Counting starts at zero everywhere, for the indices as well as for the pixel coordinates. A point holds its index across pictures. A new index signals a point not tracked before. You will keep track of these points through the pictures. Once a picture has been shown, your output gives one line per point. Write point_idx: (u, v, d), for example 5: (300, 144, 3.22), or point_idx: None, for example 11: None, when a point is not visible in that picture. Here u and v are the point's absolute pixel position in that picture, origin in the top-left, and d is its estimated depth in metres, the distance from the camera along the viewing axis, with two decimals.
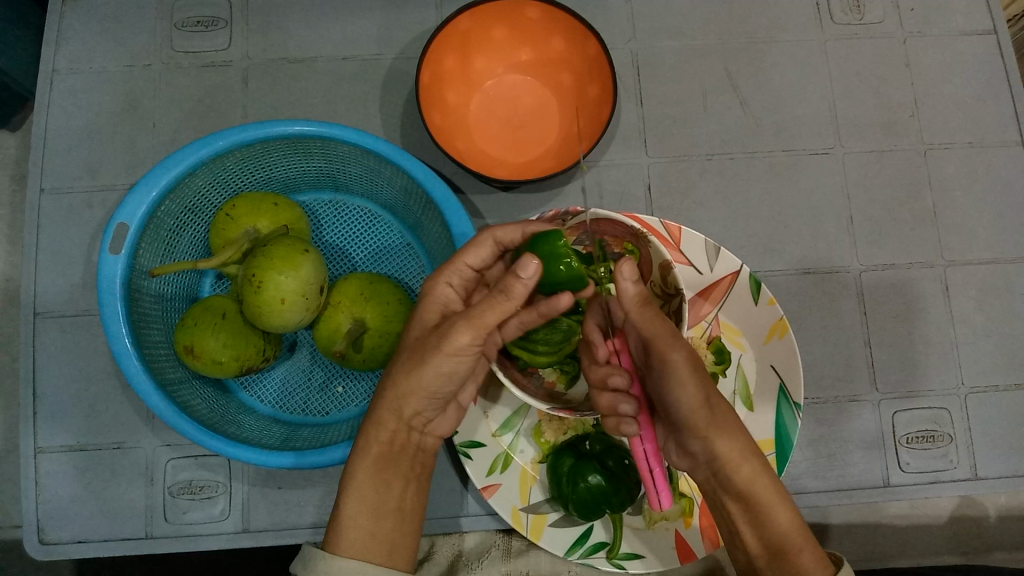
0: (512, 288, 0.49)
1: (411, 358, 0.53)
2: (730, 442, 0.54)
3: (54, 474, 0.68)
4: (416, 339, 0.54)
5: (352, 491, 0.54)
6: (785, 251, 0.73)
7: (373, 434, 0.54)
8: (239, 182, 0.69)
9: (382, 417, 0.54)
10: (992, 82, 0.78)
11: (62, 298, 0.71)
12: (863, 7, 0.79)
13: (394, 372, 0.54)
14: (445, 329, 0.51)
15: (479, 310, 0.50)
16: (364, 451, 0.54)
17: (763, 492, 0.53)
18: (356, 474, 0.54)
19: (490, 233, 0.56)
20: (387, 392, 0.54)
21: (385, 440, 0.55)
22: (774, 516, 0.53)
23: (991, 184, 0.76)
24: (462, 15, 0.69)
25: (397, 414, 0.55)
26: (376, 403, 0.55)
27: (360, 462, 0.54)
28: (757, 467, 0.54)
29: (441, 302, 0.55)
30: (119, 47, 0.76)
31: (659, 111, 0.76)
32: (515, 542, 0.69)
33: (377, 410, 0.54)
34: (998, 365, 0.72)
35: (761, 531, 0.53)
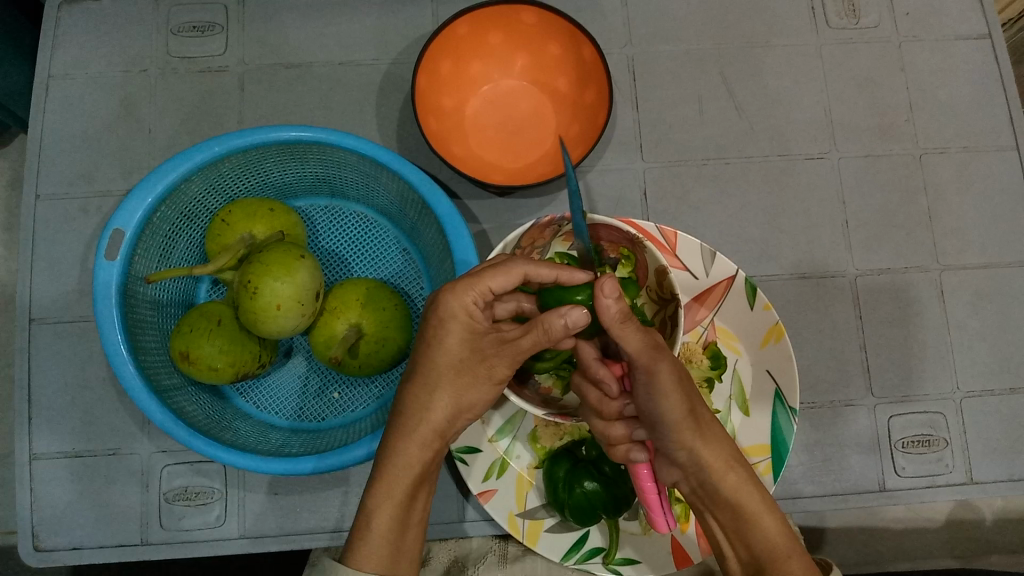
0: (551, 327, 0.49)
1: (457, 384, 0.56)
2: (715, 453, 0.54)
3: (49, 480, 0.68)
4: (454, 362, 0.55)
5: (386, 506, 0.54)
6: (781, 255, 0.73)
7: (414, 451, 0.55)
8: (236, 187, 0.69)
9: (421, 436, 0.55)
10: (987, 86, 0.78)
11: (58, 303, 0.71)
12: (859, 12, 0.79)
13: (435, 393, 0.55)
14: (490, 360, 0.55)
15: (524, 345, 0.52)
16: (397, 466, 0.55)
17: (749, 500, 0.54)
18: (391, 489, 0.54)
19: (520, 266, 0.52)
20: (428, 416, 0.56)
21: (424, 458, 0.55)
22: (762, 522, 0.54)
23: (986, 188, 0.76)
24: (458, 20, 0.68)
25: (435, 433, 0.56)
26: (417, 423, 0.56)
27: (399, 479, 0.54)
28: (742, 476, 0.55)
29: (467, 322, 0.53)
30: (115, 52, 0.76)
31: (655, 116, 0.76)
32: (511, 547, 0.69)
33: (415, 430, 0.55)
34: (993, 369, 0.72)
35: (746, 539, 0.54)
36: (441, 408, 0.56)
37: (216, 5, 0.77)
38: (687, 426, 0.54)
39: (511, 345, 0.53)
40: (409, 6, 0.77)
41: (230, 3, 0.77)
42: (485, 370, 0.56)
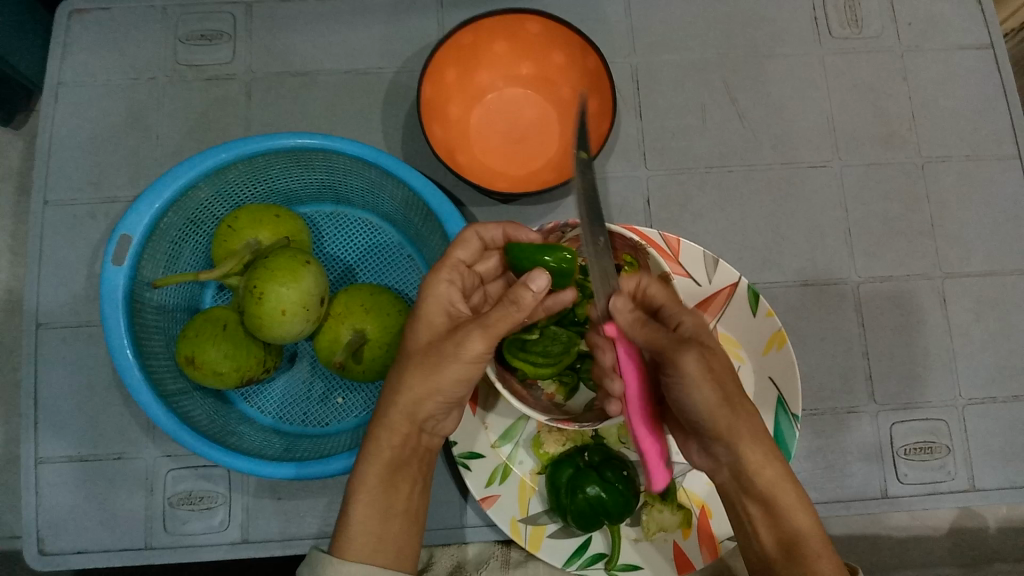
0: (519, 297, 0.50)
1: (426, 365, 0.53)
2: (754, 443, 0.53)
3: (54, 484, 0.68)
4: (424, 345, 0.54)
5: (361, 494, 0.53)
6: (783, 262, 0.74)
7: (383, 437, 0.54)
8: (242, 194, 0.69)
9: (393, 421, 0.54)
10: (989, 95, 0.78)
11: (65, 308, 0.72)
12: (861, 21, 0.80)
13: (405, 378, 0.53)
14: (460, 335, 0.52)
15: (493, 317, 0.51)
16: (368, 452, 0.54)
17: (785, 492, 0.53)
18: (364, 477, 0.53)
19: (473, 231, 0.58)
20: (397, 397, 0.53)
21: (394, 444, 0.54)
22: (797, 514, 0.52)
23: (989, 196, 0.76)
24: (463, 29, 0.69)
25: (406, 416, 0.54)
26: (389, 407, 0.54)
27: (369, 466, 0.53)
28: (779, 468, 0.53)
29: (444, 306, 0.55)
30: (123, 60, 0.77)
31: (658, 124, 0.76)
32: (513, 552, 0.69)
33: (383, 414, 0.54)
34: (996, 377, 0.72)
35: (778, 527, 0.52)
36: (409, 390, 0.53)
37: (224, 14, 0.78)
38: (722, 412, 0.53)
39: (480, 320, 0.52)
40: (414, 15, 0.78)
41: (237, 12, 0.78)
42: (452, 347, 0.52)
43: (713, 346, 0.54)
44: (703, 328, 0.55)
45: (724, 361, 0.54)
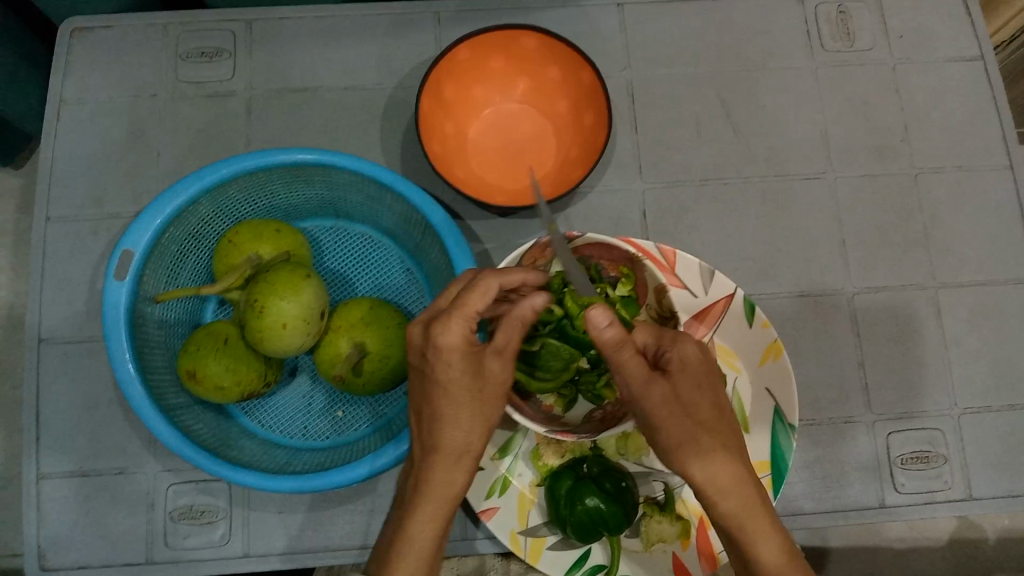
0: (525, 314, 0.51)
1: (480, 410, 0.53)
2: (715, 476, 0.52)
3: (55, 499, 0.69)
4: (471, 390, 0.52)
5: (424, 532, 0.52)
6: (779, 273, 0.74)
7: (456, 482, 0.53)
8: (242, 209, 0.70)
9: (462, 464, 0.53)
10: (979, 106, 0.79)
11: (67, 324, 0.72)
12: (853, 35, 0.81)
13: (465, 422, 0.53)
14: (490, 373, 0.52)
15: (503, 341, 0.52)
16: (435, 493, 0.53)
17: (757, 522, 0.52)
18: (429, 517, 0.53)
19: (493, 278, 0.52)
20: (463, 441, 0.53)
21: (460, 485, 0.54)
22: (765, 542, 0.52)
23: (981, 207, 0.77)
24: (459, 46, 0.70)
25: (473, 456, 0.54)
26: (454, 452, 0.53)
27: (436, 504, 0.53)
28: (746, 500, 0.52)
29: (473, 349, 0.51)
30: (124, 78, 0.78)
31: (654, 137, 0.77)
32: (513, 565, 0.74)
33: (453, 459, 0.53)
34: (992, 386, 0.73)
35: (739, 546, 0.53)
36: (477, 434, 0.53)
37: (223, 32, 0.79)
38: (682, 449, 0.52)
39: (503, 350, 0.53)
40: (412, 32, 0.79)
41: (237, 29, 0.79)
42: (492, 387, 0.53)
43: (685, 382, 0.52)
44: (688, 361, 0.52)
45: (695, 396, 0.52)
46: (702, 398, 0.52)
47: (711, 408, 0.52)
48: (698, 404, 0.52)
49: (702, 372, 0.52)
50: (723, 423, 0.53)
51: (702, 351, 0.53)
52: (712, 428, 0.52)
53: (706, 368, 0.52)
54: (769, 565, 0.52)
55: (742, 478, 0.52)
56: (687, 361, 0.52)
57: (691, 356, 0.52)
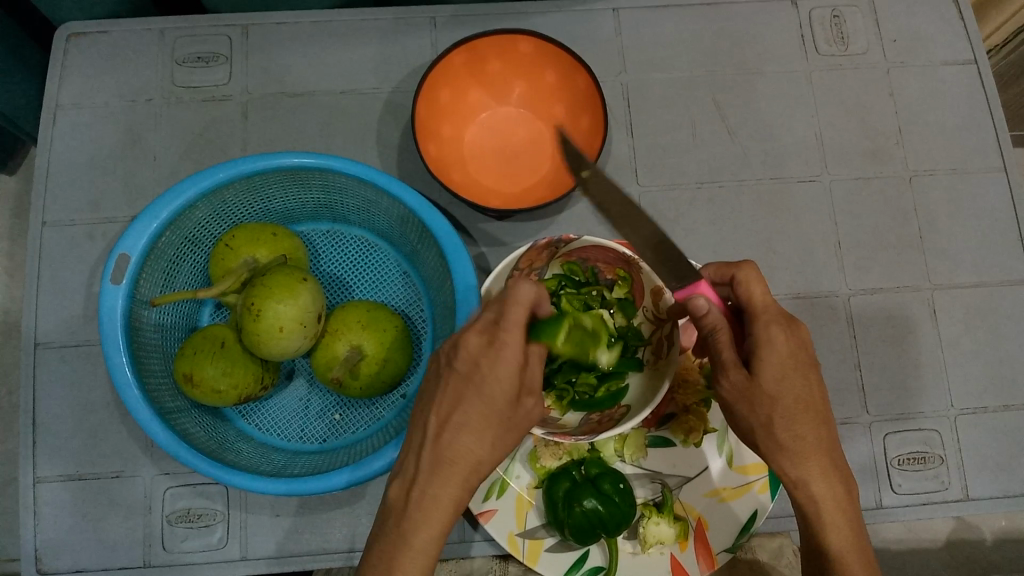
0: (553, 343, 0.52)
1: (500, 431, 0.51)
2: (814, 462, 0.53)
3: (52, 503, 0.68)
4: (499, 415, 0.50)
5: (415, 543, 0.49)
6: (775, 276, 0.75)
7: (454, 494, 0.50)
8: (239, 212, 0.70)
9: (457, 472, 0.50)
10: (973, 109, 0.80)
11: (64, 328, 0.72)
12: (847, 39, 0.82)
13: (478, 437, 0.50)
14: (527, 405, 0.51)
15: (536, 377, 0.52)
16: (432, 505, 0.50)
17: (833, 516, 0.53)
18: (422, 526, 0.49)
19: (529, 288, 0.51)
20: (466, 451, 0.50)
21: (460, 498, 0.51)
22: (837, 533, 0.53)
23: (976, 209, 0.77)
24: (456, 50, 0.70)
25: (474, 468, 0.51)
26: (450, 458, 0.50)
27: (432, 517, 0.49)
28: (830, 486, 0.53)
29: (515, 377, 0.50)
30: (121, 82, 0.78)
31: (650, 141, 0.78)
32: (511, 567, 0.73)
33: (451, 469, 0.50)
34: (988, 387, 0.73)
35: (813, 535, 0.54)
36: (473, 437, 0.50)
37: (220, 37, 0.79)
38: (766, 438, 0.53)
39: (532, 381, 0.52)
40: (408, 36, 0.80)
41: (233, 34, 0.79)
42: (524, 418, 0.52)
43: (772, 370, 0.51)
44: (779, 355, 0.52)
45: (791, 389, 0.52)
46: (790, 391, 0.52)
47: (799, 401, 0.52)
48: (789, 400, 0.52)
49: (792, 362, 0.52)
50: (812, 415, 0.53)
51: (793, 341, 0.52)
52: (801, 421, 0.52)
53: (796, 360, 0.52)
54: (840, 554, 0.52)
55: (825, 470, 0.53)
56: (776, 353, 0.52)
57: (780, 347, 0.52)
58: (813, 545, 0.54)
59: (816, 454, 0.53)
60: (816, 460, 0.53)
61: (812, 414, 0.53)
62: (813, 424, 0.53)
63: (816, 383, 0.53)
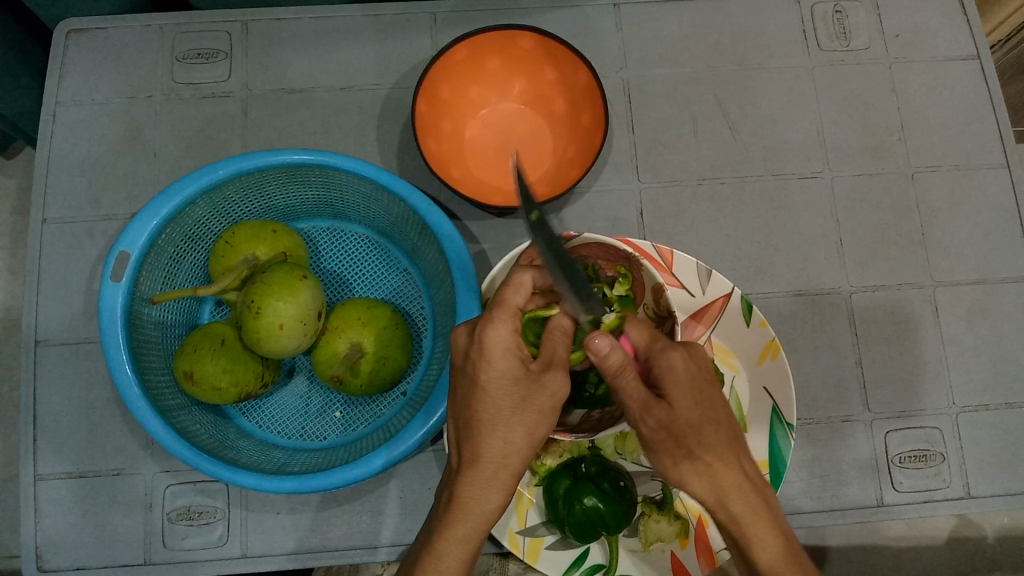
0: (559, 323, 0.53)
1: (526, 423, 0.51)
2: (729, 471, 0.52)
3: (54, 500, 0.69)
4: (518, 400, 0.51)
5: (455, 549, 0.51)
6: (777, 273, 0.74)
7: (491, 497, 0.52)
8: (240, 210, 0.70)
9: (501, 481, 0.52)
10: (975, 105, 0.80)
11: (64, 325, 0.72)
12: (849, 34, 0.81)
13: (509, 436, 0.51)
14: (548, 384, 0.51)
15: (558, 355, 0.52)
16: (466, 510, 0.51)
17: (757, 528, 0.51)
18: (463, 534, 0.51)
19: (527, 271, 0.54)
20: (505, 455, 0.51)
21: (498, 503, 0.52)
22: (764, 547, 0.51)
23: (978, 206, 0.77)
24: (456, 46, 0.70)
25: (512, 472, 0.52)
26: (495, 468, 0.51)
27: (467, 518, 0.51)
28: (750, 499, 0.52)
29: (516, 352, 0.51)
30: (121, 79, 0.78)
31: (651, 137, 0.77)
32: (512, 565, 0.74)
33: (485, 473, 0.51)
34: (989, 384, 0.73)
35: (742, 554, 0.52)
36: (520, 448, 0.51)
37: (220, 33, 0.79)
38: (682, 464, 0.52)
39: (554, 359, 0.52)
40: (408, 32, 0.79)
41: (233, 30, 0.79)
42: (547, 399, 0.51)
43: (678, 398, 0.51)
44: (678, 379, 0.51)
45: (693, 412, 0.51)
46: (700, 416, 0.52)
47: (709, 421, 0.52)
48: (693, 426, 0.51)
49: (695, 386, 0.52)
50: (723, 436, 0.53)
51: (692, 362, 0.52)
52: (710, 444, 0.52)
53: (698, 383, 0.52)
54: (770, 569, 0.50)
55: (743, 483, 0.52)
56: (677, 379, 0.51)
57: (679, 371, 0.51)
58: (744, 562, 0.52)
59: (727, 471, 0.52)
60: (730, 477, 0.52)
61: (721, 433, 0.53)
62: (727, 444, 0.53)
63: (720, 402, 0.53)
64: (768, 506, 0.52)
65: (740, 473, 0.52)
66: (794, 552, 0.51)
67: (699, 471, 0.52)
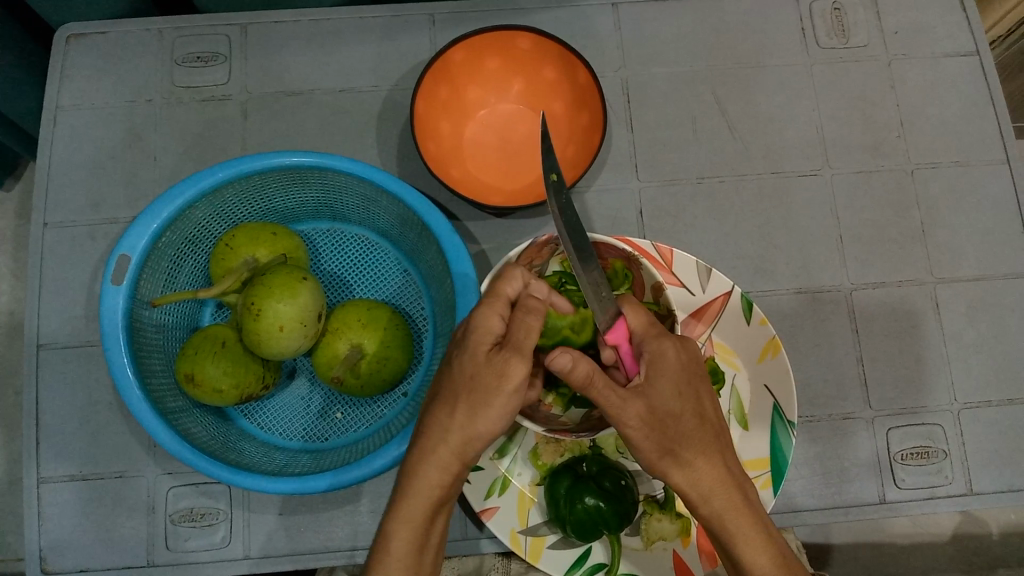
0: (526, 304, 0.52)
1: (471, 401, 0.50)
2: (711, 469, 0.52)
3: (56, 503, 0.69)
4: (467, 378, 0.50)
5: (401, 529, 0.51)
6: (777, 271, 0.74)
7: (434, 477, 0.51)
8: (239, 212, 0.70)
9: (440, 458, 0.51)
10: (975, 101, 0.79)
11: (66, 330, 0.72)
12: (847, 32, 0.81)
13: (452, 415, 0.51)
14: (503, 366, 0.50)
15: (524, 337, 0.50)
16: (411, 488, 0.52)
17: (739, 524, 0.51)
18: (409, 513, 0.51)
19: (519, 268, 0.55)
20: (444, 433, 0.51)
21: (442, 483, 0.52)
22: (749, 544, 0.51)
23: (979, 202, 0.77)
24: (454, 47, 0.70)
25: (455, 454, 0.51)
26: (437, 445, 0.51)
27: (413, 498, 0.51)
28: (734, 498, 0.52)
29: (484, 334, 0.51)
30: (121, 83, 0.78)
31: (650, 136, 0.77)
32: (514, 564, 0.73)
33: (430, 450, 0.51)
34: (992, 381, 0.73)
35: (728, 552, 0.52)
36: (464, 427, 0.51)
37: (219, 36, 0.79)
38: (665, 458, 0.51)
39: (518, 342, 0.50)
40: (407, 33, 0.79)
41: (233, 34, 0.79)
42: (495, 380, 0.50)
43: (664, 388, 0.51)
44: (667, 368, 0.52)
45: (677, 403, 0.51)
46: (683, 407, 0.52)
47: (694, 414, 0.52)
48: (676, 417, 0.51)
49: (681, 377, 0.52)
50: (709, 431, 0.53)
51: (683, 355, 0.53)
52: (694, 437, 0.52)
53: (687, 374, 0.52)
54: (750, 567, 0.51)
55: (728, 480, 0.52)
56: (662, 369, 0.51)
57: (669, 362, 0.52)
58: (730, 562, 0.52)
59: (712, 464, 0.52)
60: (712, 471, 0.52)
61: (707, 427, 0.53)
62: (713, 441, 0.53)
63: (708, 400, 0.53)
64: (753, 504, 0.53)
65: (724, 470, 0.52)
66: (785, 560, 0.51)
67: (679, 465, 0.51)
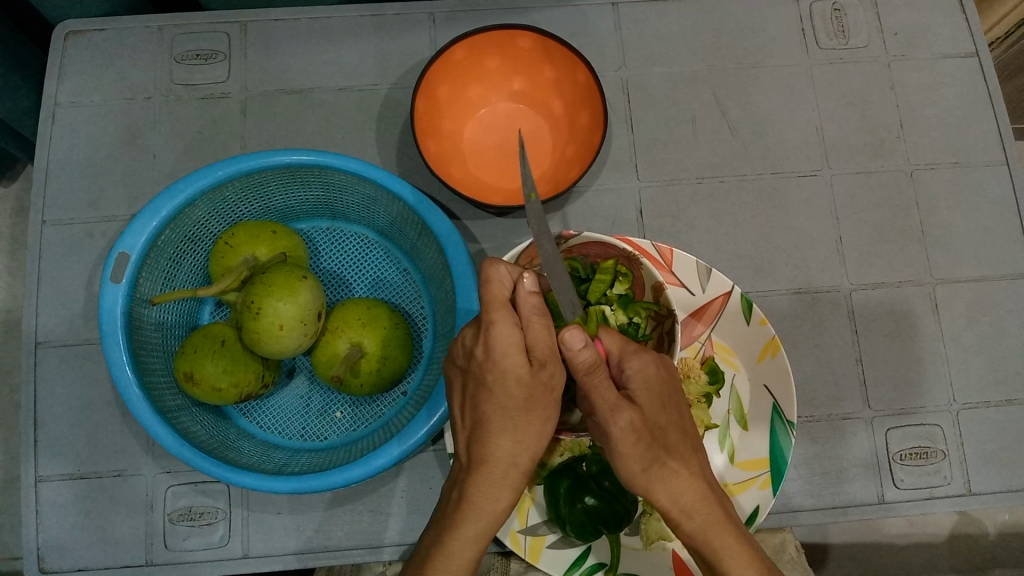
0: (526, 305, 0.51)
1: (530, 421, 0.51)
2: (688, 484, 0.52)
3: (54, 502, 0.69)
4: (521, 400, 0.51)
5: (468, 549, 0.52)
6: (776, 271, 0.74)
7: (503, 497, 0.53)
8: (239, 211, 0.70)
9: (512, 480, 0.53)
10: (974, 103, 0.80)
11: (64, 327, 0.72)
12: (847, 32, 0.81)
13: (515, 437, 0.52)
14: (552, 381, 0.51)
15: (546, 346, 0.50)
16: (477, 509, 0.52)
17: (722, 538, 0.52)
18: (477, 536, 0.53)
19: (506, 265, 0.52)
20: (512, 457, 0.52)
21: (509, 501, 0.53)
22: (730, 555, 0.52)
23: (978, 203, 0.77)
24: (455, 46, 0.70)
25: (522, 473, 0.53)
26: (505, 468, 0.52)
27: (479, 519, 0.52)
28: (717, 512, 0.52)
29: (516, 349, 0.50)
30: (120, 80, 0.78)
31: (650, 136, 0.77)
32: (513, 565, 0.74)
33: (495, 472, 0.52)
34: (990, 381, 0.73)
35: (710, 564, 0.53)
36: (528, 448, 0.52)
37: (218, 34, 0.79)
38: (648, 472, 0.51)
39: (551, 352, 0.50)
40: (407, 32, 0.79)
41: (232, 31, 0.79)
42: (552, 395, 0.51)
43: (649, 403, 0.50)
44: (649, 381, 0.51)
45: (660, 417, 0.51)
46: (668, 420, 0.51)
47: (676, 428, 0.52)
48: (660, 431, 0.51)
49: (663, 391, 0.51)
50: (688, 442, 0.53)
51: (665, 368, 0.52)
52: (675, 450, 0.52)
53: (669, 388, 0.52)
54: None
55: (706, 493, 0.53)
56: (645, 380, 0.51)
57: (652, 376, 0.51)
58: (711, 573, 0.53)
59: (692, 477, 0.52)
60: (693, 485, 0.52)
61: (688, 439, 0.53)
62: (692, 451, 0.53)
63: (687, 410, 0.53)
64: (732, 517, 0.53)
65: (702, 483, 0.53)
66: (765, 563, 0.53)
67: (662, 480, 0.51)
